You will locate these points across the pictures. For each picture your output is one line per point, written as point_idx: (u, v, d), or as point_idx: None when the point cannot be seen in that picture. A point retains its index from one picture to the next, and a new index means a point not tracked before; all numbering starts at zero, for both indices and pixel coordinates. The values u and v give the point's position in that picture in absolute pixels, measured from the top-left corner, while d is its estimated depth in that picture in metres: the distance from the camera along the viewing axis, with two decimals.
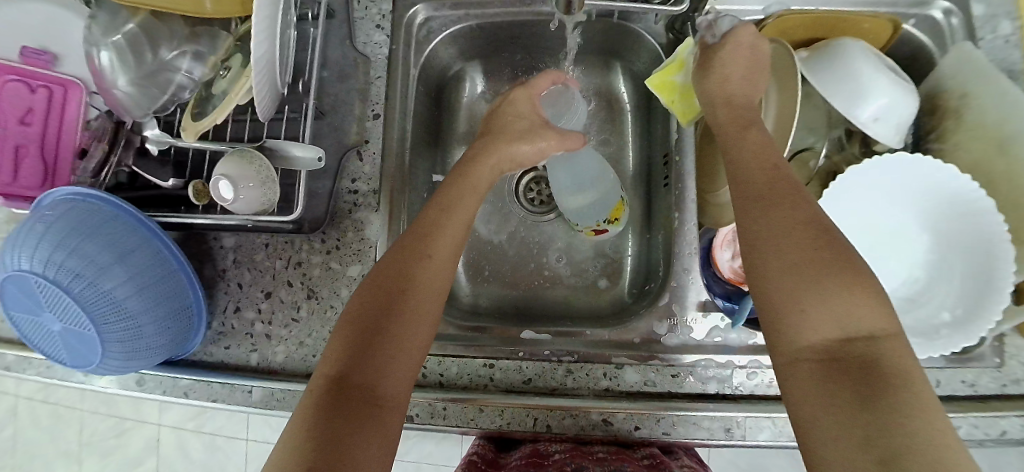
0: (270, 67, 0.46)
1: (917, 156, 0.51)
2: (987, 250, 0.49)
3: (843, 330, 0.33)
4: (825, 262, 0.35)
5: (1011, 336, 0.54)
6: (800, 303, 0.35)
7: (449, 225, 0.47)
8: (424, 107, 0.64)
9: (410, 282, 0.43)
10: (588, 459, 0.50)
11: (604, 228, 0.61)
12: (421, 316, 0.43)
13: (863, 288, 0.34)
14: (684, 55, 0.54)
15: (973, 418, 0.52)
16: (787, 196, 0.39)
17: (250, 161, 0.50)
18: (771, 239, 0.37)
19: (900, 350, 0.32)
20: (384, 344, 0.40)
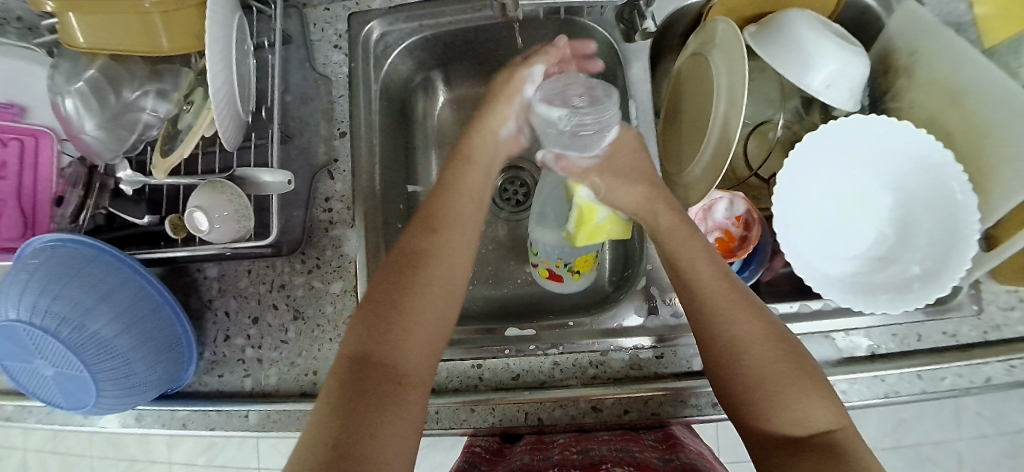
0: (230, 96, 0.47)
1: (870, 116, 0.53)
2: (948, 200, 0.50)
3: (801, 426, 0.38)
4: (779, 362, 0.40)
5: (986, 282, 0.55)
6: (764, 415, 0.40)
7: (453, 216, 0.51)
8: (391, 120, 0.65)
9: (424, 273, 0.47)
10: (594, 442, 0.50)
11: (561, 272, 0.58)
12: (436, 304, 0.46)
13: (813, 382, 0.39)
14: (584, 200, 0.52)
15: (957, 367, 0.53)
16: (739, 301, 0.43)
17: (221, 190, 0.51)
18: (730, 349, 0.41)
19: (852, 436, 0.38)
20: (402, 328, 0.44)
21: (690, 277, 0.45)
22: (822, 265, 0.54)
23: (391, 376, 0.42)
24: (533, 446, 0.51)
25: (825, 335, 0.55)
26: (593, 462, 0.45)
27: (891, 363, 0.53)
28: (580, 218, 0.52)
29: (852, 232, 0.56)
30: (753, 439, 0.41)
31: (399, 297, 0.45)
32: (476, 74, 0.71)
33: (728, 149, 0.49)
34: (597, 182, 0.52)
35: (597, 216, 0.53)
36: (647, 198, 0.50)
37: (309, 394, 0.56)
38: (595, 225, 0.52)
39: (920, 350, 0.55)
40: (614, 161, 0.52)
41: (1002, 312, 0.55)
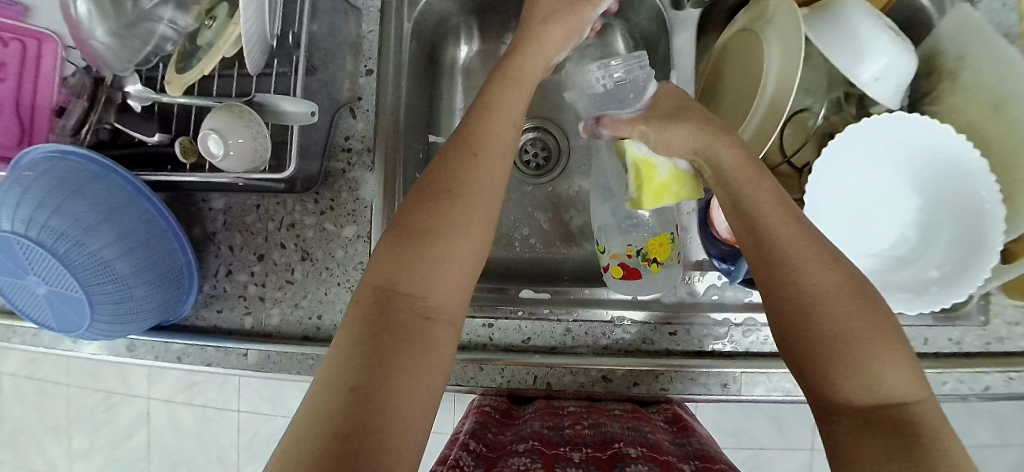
0: (261, 15, 0.44)
1: (913, 116, 0.51)
2: (977, 209, 0.50)
3: (875, 395, 0.33)
4: (861, 321, 0.34)
5: (998, 294, 0.55)
6: (833, 378, 0.34)
7: (500, 120, 0.44)
8: (419, 65, 0.62)
9: (462, 184, 0.40)
10: (605, 416, 0.49)
11: (636, 264, 0.53)
12: (475, 232, 0.39)
13: (896, 349, 0.34)
14: (637, 155, 0.49)
15: (960, 373, 0.53)
16: (814, 248, 0.37)
17: (240, 116, 0.48)
18: (802, 294, 0.35)
19: (931, 414, 0.32)
20: (435, 249, 0.38)
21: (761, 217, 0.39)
22: None
23: (422, 310, 0.36)
24: (544, 411, 0.51)
25: None
26: (605, 441, 0.44)
27: None
28: (641, 177, 0.49)
29: (875, 230, 0.56)
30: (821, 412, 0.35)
31: (430, 213, 0.39)
32: (511, 29, 0.68)
33: (773, 132, 0.49)
34: (644, 130, 0.48)
35: (657, 173, 0.49)
36: (702, 133, 0.44)
37: (311, 338, 0.55)
38: (658, 183, 0.49)
39: (924, 354, 0.54)
40: (657, 108, 0.49)
41: (1007, 325, 0.54)
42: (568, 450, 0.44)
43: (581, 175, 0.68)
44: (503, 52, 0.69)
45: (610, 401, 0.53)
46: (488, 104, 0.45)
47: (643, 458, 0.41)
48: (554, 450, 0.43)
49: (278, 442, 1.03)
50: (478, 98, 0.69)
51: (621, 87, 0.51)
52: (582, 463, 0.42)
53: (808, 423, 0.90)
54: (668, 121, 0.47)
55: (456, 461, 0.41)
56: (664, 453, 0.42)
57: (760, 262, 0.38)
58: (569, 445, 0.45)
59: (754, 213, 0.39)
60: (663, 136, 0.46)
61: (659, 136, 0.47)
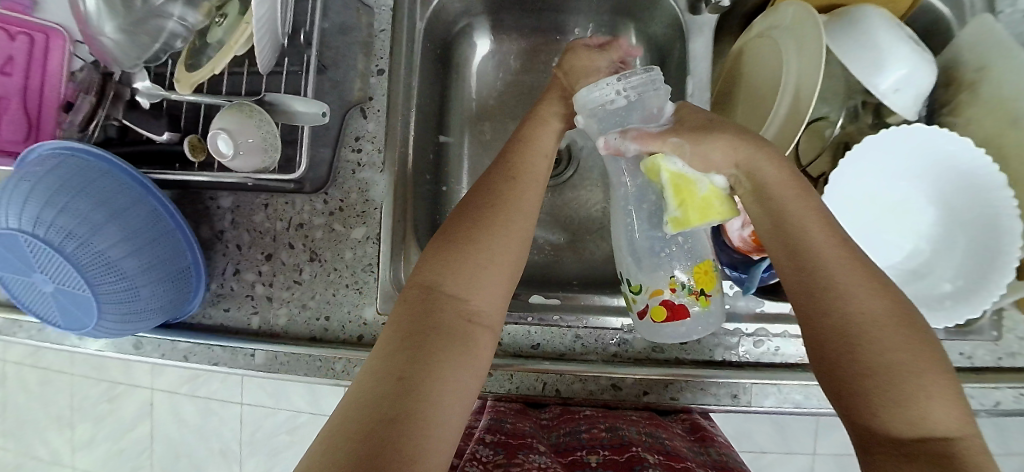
0: (273, 15, 0.43)
1: (931, 128, 0.50)
2: (994, 224, 0.49)
3: (919, 429, 0.32)
4: (907, 352, 0.33)
5: (1011, 309, 0.54)
6: (876, 409, 0.33)
7: (542, 143, 0.45)
8: (430, 64, 0.61)
9: (507, 196, 0.41)
10: (621, 420, 0.49)
11: (682, 300, 0.47)
12: (517, 242, 0.40)
13: (943, 380, 0.33)
14: (673, 172, 0.42)
15: (970, 388, 0.52)
16: (862, 274, 0.35)
17: (250, 115, 0.47)
18: (850, 321, 0.34)
19: (974, 451, 0.32)
20: (479, 257, 0.38)
21: (805, 238, 0.36)
22: None
23: (467, 315, 0.37)
24: (557, 419, 0.51)
25: None
26: (622, 444, 0.44)
27: None
28: (680, 196, 0.42)
29: (889, 242, 0.55)
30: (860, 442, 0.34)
31: (475, 221, 0.40)
32: (524, 29, 0.68)
33: (793, 137, 0.47)
34: (678, 141, 0.41)
35: (696, 189, 0.42)
36: (742, 147, 0.39)
37: (319, 339, 0.55)
38: (701, 199, 0.42)
39: None
40: (685, 122, 0.43)
41: (1019, 341, 0.54)
42: (584, 454, 0.44)
43: (591, 178, 0.68)
44: (515, 52, 0.69)
45: (626, 409, 0.52)
46: (526, 134, 0.46)
47: (660, 465, 0.40)
48: (570, 457, 0.44)
49: (280, 436, 1.03)
50: (489, 97, 0.68)
51: (643, 103, 0.45)
52: (600, 467, 0.42)
53: (810, 428, 0.90)
54: (702, 133, 0.41)
55: (473, 454, 0.42)
56: (681, 460, 0.42)
57: (804, 284, 0.36)
58: (585, 449, 0.44)
59: (799, 235, 0.37)
60: (702, 147, 0.40)
61: (697, 145, 0.41)
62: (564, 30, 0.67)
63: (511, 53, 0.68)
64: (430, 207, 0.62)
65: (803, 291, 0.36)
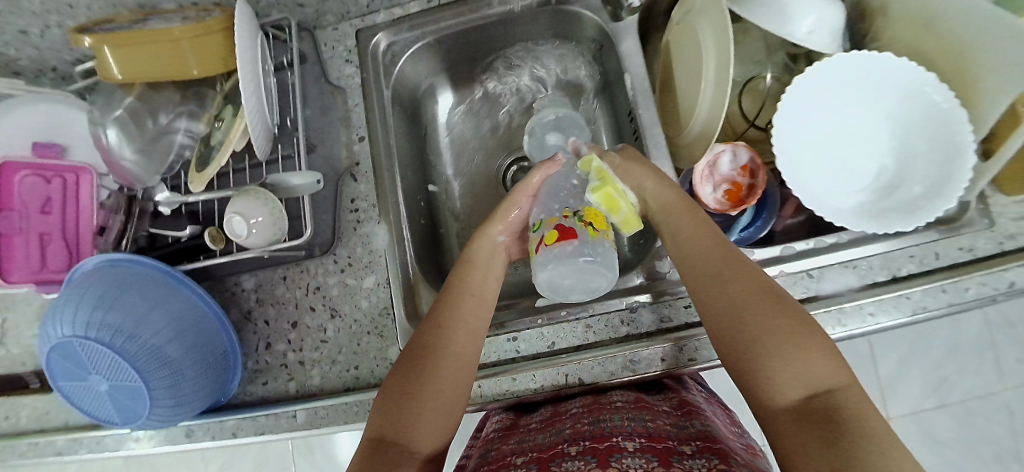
0: (260, 107, 0.51)
1: (856, 53, 0.54)
2: (942, 117, 0.51)
3: (805, 386, 0.39)
4: (782, 321, 0.41)
5: (994, 195, 0.54)
6: (767, 372, 0.40)
7: (476, 284, 0.51)
8: (405, 126, 0.66)
9: (446, 349, 0.46)
10: (606, 411, 0.50)
11: (573, 225, 0.47)
12: (456, 385, 0.46)
13: (821, 344, 0.40)
14: (599, 166, 0.52)
15: (981, 276, 0.52)
16: (736, 266, 0.45)
17: (257, 196, 0.54)
18: (730, 299, 0.43)
19: (858, 398, 0.38)
20: (421, 404, 0.44)
21: (690, 247, 0.48)
22: (829, 200, 0.56)
23: (415, 456, 0.43)
24: (547, 420, 0.52)
25: (844, 264, 0.54)
26: (603, 434, 0.46)
27: (910, 283, 0.53)
28: (600, 176, 0.51)
29: (858, 164, 0.57)
30: (764, 416, 0.41)
31: (418, 379, 0.45)
32: (482, 75, 0.73)
33: (726, 86, 0.51)
34: (614, 156, 0.53)
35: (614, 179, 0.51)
36: (651, 172, 0.52)
37: (352, 388, 0.57)
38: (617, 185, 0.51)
39: (938, 268, 0.54)
40: (624, 151, 0.55)
41: (1014, 222, 0.54)
42: (566, 446, 0.45)
43: None
44: (480, 97, 0.73)
45: (617, 394, 0.54)
46: (462, 273, 0.52)
47: (638, 452, 0.43)
48: (552, 451, 0.45)
49: None
50: (464, 144, 0.74)
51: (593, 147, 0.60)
52: (579, 454, 0.43)
53: None
54: (632, 156, 0.53)
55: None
56: (663, 440, 0.45)
57: (695, 284, 0.46)
58: (567, 442, 0.46)
59: (687, 246, 0.48)
60: (629, 165, 0.52)
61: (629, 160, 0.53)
62: (512, 64, 0.71)
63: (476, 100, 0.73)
64: (428, 249, 0.65)
65: (698, 287, 0.46)
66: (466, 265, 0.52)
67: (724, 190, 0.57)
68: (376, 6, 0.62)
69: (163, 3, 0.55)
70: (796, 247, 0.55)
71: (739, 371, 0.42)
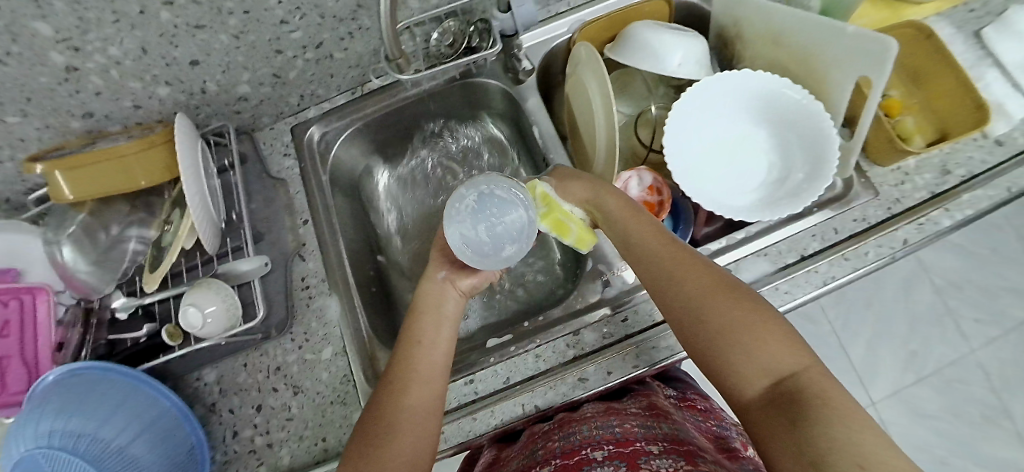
0: (205, 202, 0.56)
1: (718, 75, 0.63)
2: (802, 113, 0.60)
3: (768, 373, 0.41)
4: (738, 312, 0.43)
5: (872, 170, 0.63)
6: (731, 364, 0.42)
7: (431, 324, 0.54)
8: (346, 205, 0.71)
9: (409, 391, 0.48)
10: (577, 425, 0.54)
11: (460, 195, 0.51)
12: (423, 427, 0.47)
13: (778, 331, 0.42)
14: (542, 191, 0.56)
15: (875, 239, 0.58)
16: (688, 264, 0.48)
17: (209, 286, 0.57)
18: (688, 297, 0.46)
19: (819, 378, 0.39)
20: (389, 452, 0.45)
21: (645, 251, 0.50)
22: (729, 199, 0.62)
23: None
24: (527, 446, 0.56)
25: (756, 254, 0.60)
26: (574, 448, 0.49)
27: (820, 258, 0.58)
28: (544, 205, 0.55)
29: (747, 165, 0.64)
30: (740, 407, 0.42)
31: (399, 436, 0.46)
32: (413, 149, 0.78)
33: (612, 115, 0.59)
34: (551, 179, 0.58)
35: (558, 204, 0.56)
36: (592, 187, 0.55)
37: (322, 460, 0.57)
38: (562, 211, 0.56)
39: (842, 239, 0.59)
40: (557, 172, 0.60)
41: (895, 189, 0.61)
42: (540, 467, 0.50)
43: None
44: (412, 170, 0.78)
45: (589, 409, 0.58)
46: (418, 316, 0.54)
47: (608, 459, 0.46)
48: None
49: None
50: (407, 216, 0.77)
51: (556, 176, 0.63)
52: None
53: None
54: (566, 176, 0.58)
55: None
56: (631, 443, 0.48)
57: (653, 287, 0.49)
58: (542, 463, 0.50)
59: (642, 250, 0.51)
60: (566, 184, 0.57)
61: (567, 179, 0.57)
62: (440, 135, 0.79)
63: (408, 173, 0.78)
64: (381, 315, 0.67)
65: (658, 289, 0.48)
66: (427, 312, 0.54)
67: None
68: (306, 104, 0.70)
69: (111, 126, 0.62)
70: (710, 247, 0.61)
71: (708, 365, 0.44)
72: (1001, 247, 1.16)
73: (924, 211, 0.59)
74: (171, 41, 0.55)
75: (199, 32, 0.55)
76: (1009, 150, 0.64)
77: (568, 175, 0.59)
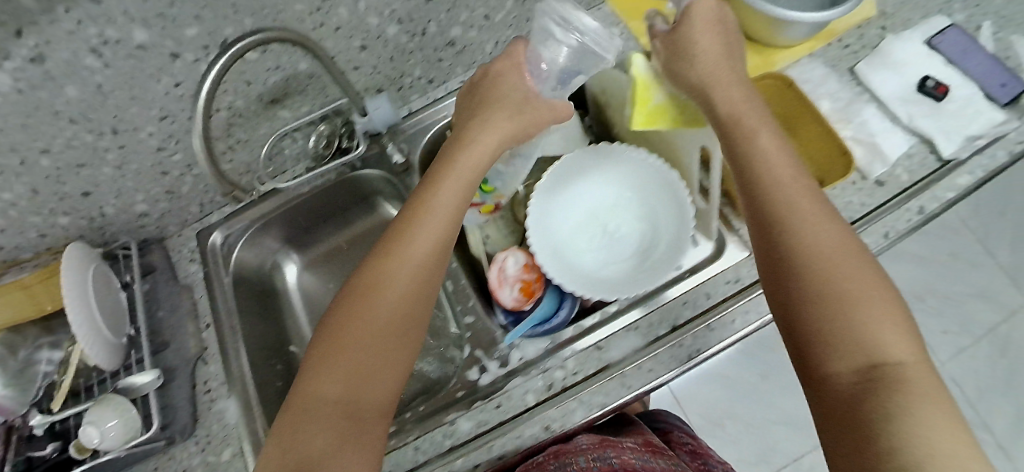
0: (97, 324, 0.59)
1: (572, 157, 0.66)
2: (663, 182, 0.62)
3: (870, 353, 0.37)
4: (856, 282, 0.39)
5: (747, 226, 0.62)
6: (860, 324, 0.38)
7: (431, 214, 0.50)
8: (254, 301, 0.74)
9: (389, 305, 0.47)
10: (573, 455, 0.62)
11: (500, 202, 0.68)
12: (399, 334, 0.47)
13: (891, 305, 0.39)
14: (642, 71, 0.54)
15: (742, 306, 0.58)
16: (812, 209, 0.44)
17: (109, 403, 0.59)
18: (813, 238, 0.42)
19: (922, 375, 0.36)
20: (368, 348, 0.45)
21: (758, 175, 0.46)
22: (601, 271, 0.63)
23: (350, 418, 0.43)
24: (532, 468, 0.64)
25: (626, 329, 0.60)
26: None
27: (684, 327, 0.58)
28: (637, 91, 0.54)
29: (620, 234, 0.65)
30: (811, 383, 0.39)
31: (364, 385, 0.44)
32: (320, 238, 0.81)
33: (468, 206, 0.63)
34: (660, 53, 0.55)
35: (653, 95, 0.54)
36: (713, 65, 0.51)
37: None
38: (652, 105, 0.54)
39: (713, 305, 0.59)
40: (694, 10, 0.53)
41: None
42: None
43: None
44: (321, 256, 0.82)
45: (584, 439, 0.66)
46: (402, 227, 0.50)
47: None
48: None
49: None
50: (319, 302, 0.80)
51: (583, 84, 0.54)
52: None
53: None
54: (687, 53, 0.52)
55: None
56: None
57: (762, 230, 0.45)
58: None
59: (761, 170, 0.46)
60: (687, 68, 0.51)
61: (671, 68, 0.53)
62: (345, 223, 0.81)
63: (318, 259, 0.82)
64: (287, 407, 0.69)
65: (766, 222, 0.44)
66: (442, 218, 0.50)
67: (518, 288, 0.63)
68: (208, 210, 0.75)
69: (22, 256, 0.67)
70: (585, 323, 0.61)
71: (806, 333, 0.40)
72: (960, 251, 1.19)
73: None
74: (58, 181, 0.59)
75: (83, 169, 0.60)
76: (889, 190, 0.63)
77: (715, 29, 0.54)
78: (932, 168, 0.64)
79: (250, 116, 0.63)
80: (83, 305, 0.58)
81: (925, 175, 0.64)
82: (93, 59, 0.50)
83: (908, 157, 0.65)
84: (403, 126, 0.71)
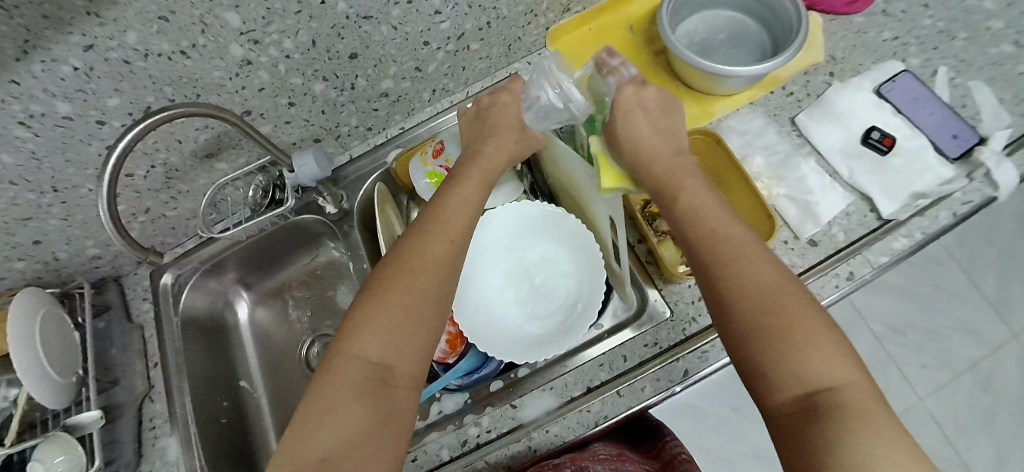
0: (43, 364, 0.61)
1: (503, 208, 0.66)
2: (586, 242, 0.63)
3: (807, 384, 0.35)
4: (801, 312, 0.38)
5: (668, 287, 0.62)
6: (801, 354, 0.36)
7: (449, 211, 0.52)
8: (203, 338, 0.77)
9: (421, 280, 0.47)
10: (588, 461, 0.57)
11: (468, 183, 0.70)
12: (425, 313, 0.46)
13: (830, 333, 0.37)
14: (598, 149, 0.54)
15: (654, 372, 0.57)
16: (747, 243, 0.42)
17: (56, 439, 0.61)
18: (742, 272, 0.40)
19: (865, 399, 0.34)
20: (382, 324, 0.44)
21: (694, 212, 0.46)
22: (522, 326, 0.63)
23: (384, 383, 0.42)
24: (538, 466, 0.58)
25: (542, 388, 0.60)
26: None
27: (596, 392, 0.58)
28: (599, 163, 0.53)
29: (546, 289, 0.65)
30: (765, 408, 0.38)
31: (400, 346, 0.44)
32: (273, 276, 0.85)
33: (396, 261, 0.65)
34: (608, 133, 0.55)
35: (613, 164, 0.53)
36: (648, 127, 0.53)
37: None
38: (615, 171, 0.53)
39: (629, 368, 0.59)
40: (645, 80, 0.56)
41: (689, 306, 0.60)
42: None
43: None
44: (274, 293, 0.85)
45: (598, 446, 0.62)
46: (433, 214, 0.52)
47: None
48: None
49: None
50: (271, 337, 0.84)
51: (558, 111, 0.58)
52: None
53: None
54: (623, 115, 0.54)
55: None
56: None
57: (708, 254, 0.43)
58: None
59: (694, 211, 0.46)
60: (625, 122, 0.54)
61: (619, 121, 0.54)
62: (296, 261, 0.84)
63: (271, 296, 0.85)
64: (229, 442, 0.72)
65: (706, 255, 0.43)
66: (450, 225, 0.51)
67: (445, 339, 0.67)
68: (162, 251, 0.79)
69: None
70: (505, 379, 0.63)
71: (749, 358, 0.38)
72: (943, 283, 1.14)
73: (709, 338, 0.57)
74: (7, 232, 0.63)
75: (30, 221, 0.64)
76: (823, 250, 0.60)
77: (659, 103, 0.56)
78: (870, 227, 0.61)
79: (188, 169, 0.66)
80: (37, 364, 0.60)
81: (862, 235, 0.61)
82: (22, 130, 0.52)
83: (845, 215, 0.62)
84: (343, 176, 0.77)
